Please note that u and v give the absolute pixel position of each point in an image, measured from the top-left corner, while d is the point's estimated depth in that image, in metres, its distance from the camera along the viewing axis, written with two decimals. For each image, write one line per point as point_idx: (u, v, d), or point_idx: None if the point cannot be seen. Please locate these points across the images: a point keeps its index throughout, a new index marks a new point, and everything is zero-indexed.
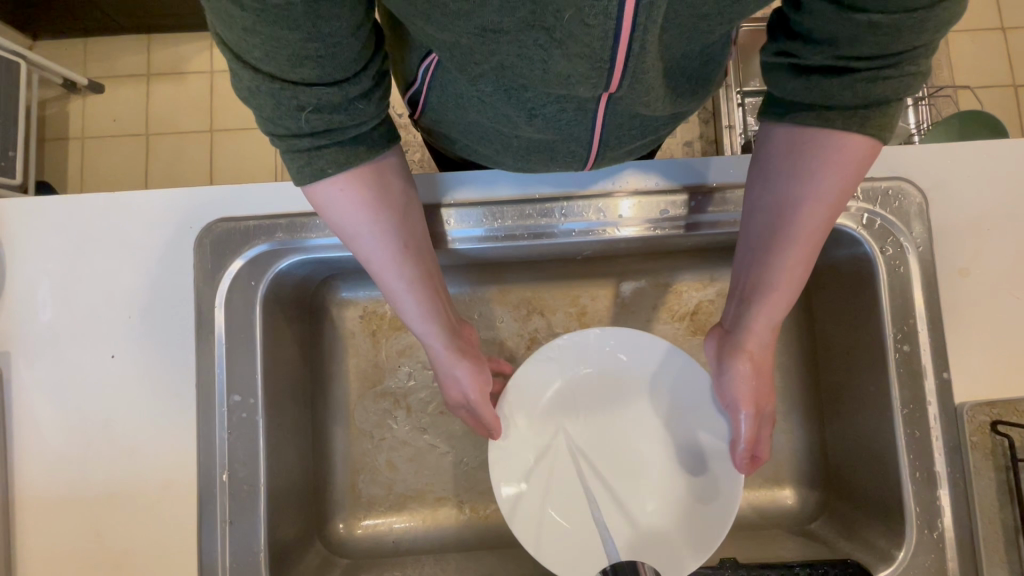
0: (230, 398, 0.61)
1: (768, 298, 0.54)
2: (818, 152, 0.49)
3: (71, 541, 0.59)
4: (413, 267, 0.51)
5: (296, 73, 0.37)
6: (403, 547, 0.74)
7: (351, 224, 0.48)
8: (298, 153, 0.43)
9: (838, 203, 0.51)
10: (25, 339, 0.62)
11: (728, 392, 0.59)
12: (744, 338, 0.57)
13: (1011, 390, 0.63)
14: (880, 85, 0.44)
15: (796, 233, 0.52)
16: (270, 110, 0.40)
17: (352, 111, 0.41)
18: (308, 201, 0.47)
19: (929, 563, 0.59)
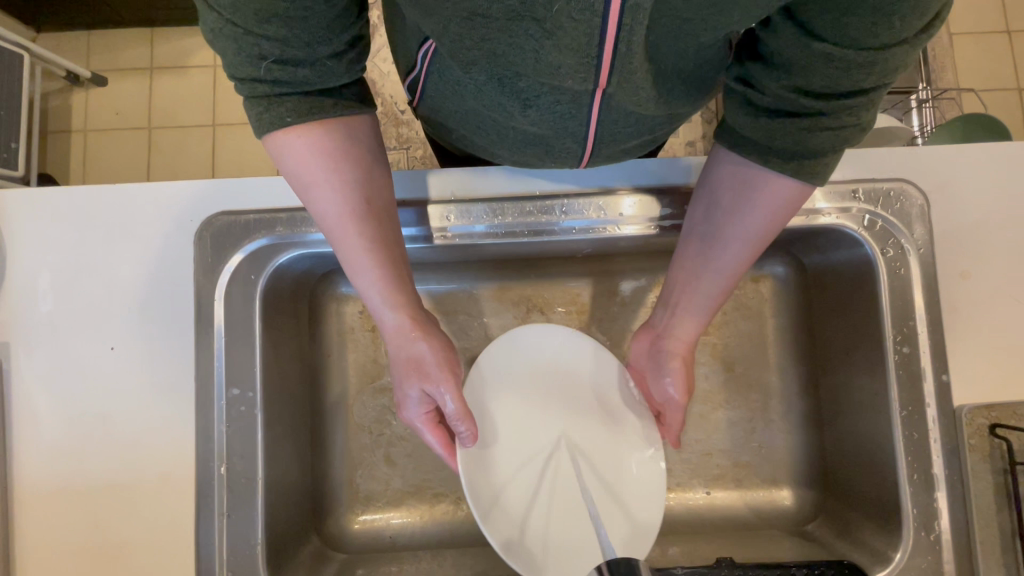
0: (230, 391, 0.61)
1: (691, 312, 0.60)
2: (753, 196, 0.52)
3: (70, 532, 0.59)
4: (371, 228, 0.50)
5: (263, 29, 0.38)
6: (400, 542, 0.74)
7: (308, 178, 0.47)
8: (259, 100, 0.43)
9: (762, 241, 0.55)
10: (25, 329, 0.62)
11: (661, 390, 0.64)
12: (668, 348, 0.62)
13: (1010, 393, 0.62)
14: (819, 132, 0.46)
15: (720, 266, 0.56)
16: (233, 55, 0.40)
17: (318, 69, 0.42)
18: (268, 153, 0.47)
19: (925, 564, 0.59)
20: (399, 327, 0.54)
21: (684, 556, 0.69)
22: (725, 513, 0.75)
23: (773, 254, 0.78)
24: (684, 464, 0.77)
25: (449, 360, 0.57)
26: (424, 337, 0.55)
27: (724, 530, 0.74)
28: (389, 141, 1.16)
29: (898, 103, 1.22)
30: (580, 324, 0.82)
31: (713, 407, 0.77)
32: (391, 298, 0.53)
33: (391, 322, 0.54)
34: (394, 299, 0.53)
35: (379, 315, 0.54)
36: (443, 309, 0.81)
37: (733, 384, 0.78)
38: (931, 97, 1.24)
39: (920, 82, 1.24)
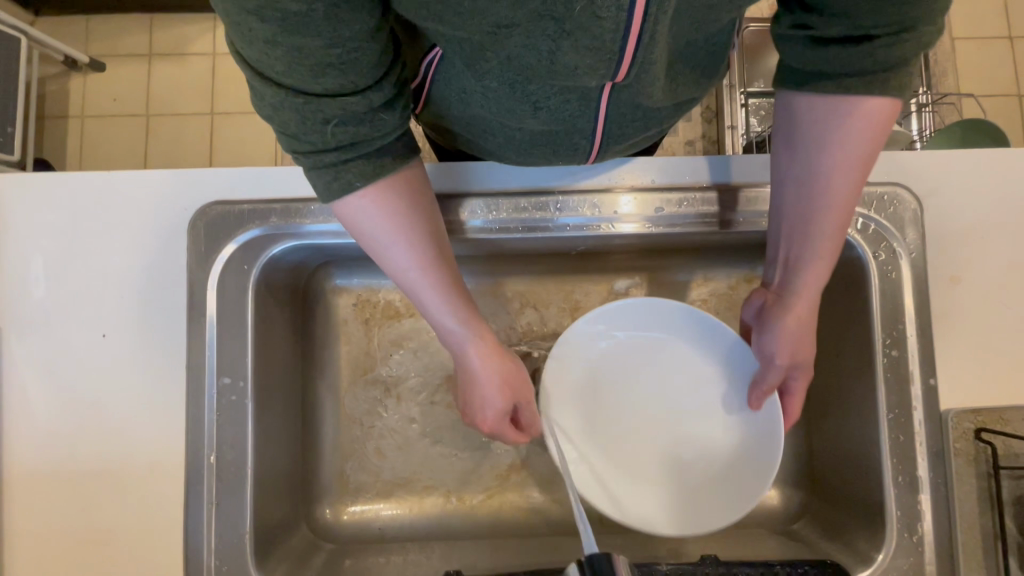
0: (221, 380, 0.62)
1: (812, 259, 0.54)
2: (845, 118, 0.49)
3: (58, 517, 0.60)
4: (446, 273, 0.50)
5: (320, 85, 0.38)
6: (389, 534, 0.75)
7: (379, 236, 0.47)
8: (325, 169, 0.43)
9: (868, 159, 0.51)
10: (17, 315, 0.62)
11: (768, 349, 0.58)
12: (795, 307, 0.56)
13: (997, 398, 0.63)
14: (899, 49, 0.45)
15: (833, 202, 0.52)
16: (296, 126, 0.41)
17: (374, 120, 0.42)
18: (336, 217, 0.47)
19: (906, 565, 0.60)
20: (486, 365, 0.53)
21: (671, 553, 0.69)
22: None
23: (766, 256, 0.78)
24: None
25: (526, 381, 0.56)
26: (506, 368, 0.54)
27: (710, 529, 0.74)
28: None
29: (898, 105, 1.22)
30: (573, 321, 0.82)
31: None
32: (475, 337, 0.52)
33: (474, 360, 0.53)
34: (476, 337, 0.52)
35: (464, 356, 0.53)
36: None
37: None
38: (930, 101, 1.24)
39: (921, 85, 1.24)
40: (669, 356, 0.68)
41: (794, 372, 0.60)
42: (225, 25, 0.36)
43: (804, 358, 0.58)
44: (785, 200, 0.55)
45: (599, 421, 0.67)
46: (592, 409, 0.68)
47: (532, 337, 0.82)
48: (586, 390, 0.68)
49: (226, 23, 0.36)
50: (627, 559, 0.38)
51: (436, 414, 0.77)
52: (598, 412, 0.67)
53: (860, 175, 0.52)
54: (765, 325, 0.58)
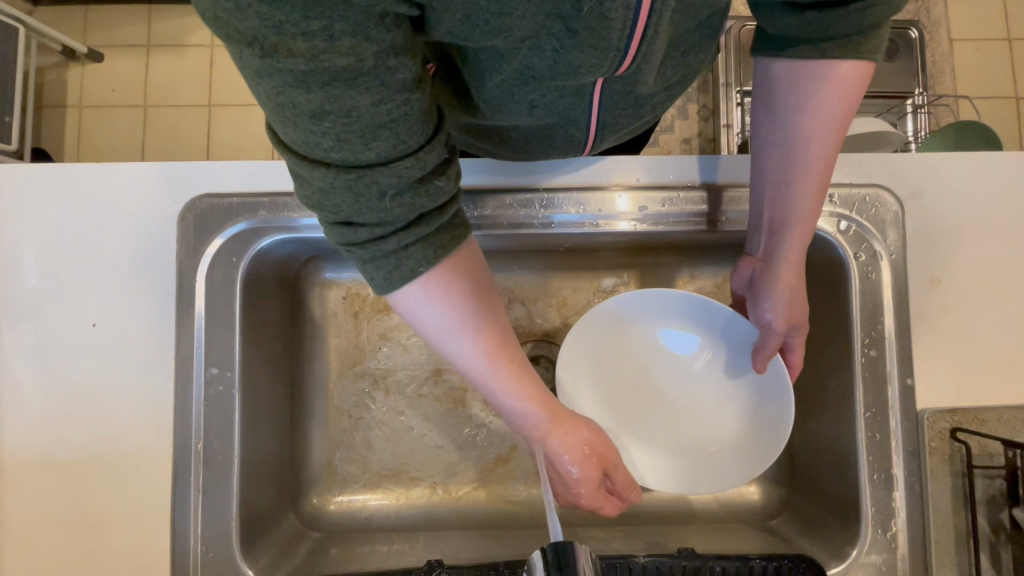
0: (208, 371, 0.63)
1: (797, 219, 0.57)
2: (818, 84, 0.52)
3: (47, 502, 0.61)
4: (507, 354, 0.47)
5: (371, 152, 0.36)
6: (375, 524, 0.76)
7: (446, 332, 0.44)
8: (383, 256, 0.41)
9: (842, 125, 0.53)
10: (8, 304, 0.63)
11: (767, 316, 0.61)
12: (782, 268, 0.59)
13: (974, 399, 0.64)
14: (870, 13, 0.48)
15: (813, 163, 0.54)
16: (350, 206, 0.38)
17: (429, 189, 0.39)
18: (398, 313, 0.45)
19: (879, 560, 0.61)
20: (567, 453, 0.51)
21: (650, 546, 0.70)
22: (694, 506, 0.77)
23: None
24: None
25: (605, 458, 0.54)
26: (585, 449, 0.52)
27: (690, 524, 0.76)
28: None
29: (893, 106, 1.22)
30: (560, 317, 0.83)
31: None
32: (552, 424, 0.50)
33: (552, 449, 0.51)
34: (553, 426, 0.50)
35: (540, 442, 0.51)
36: None
37: None
38: (927, 103, 1.24)
39: (917, 87, 1.24)
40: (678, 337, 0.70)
41: (793, 333, 0.62)
42: (267, 111, 0.35)
43: (798, 320, 0.61)
44: (764, 166, 0.58)
45: (612, 389, 0.70)
46: (606, 380, 0.70)
47: (519, 333, 0.83)
48: (602, 362, 0.70)
49: (268, 107, 0.35)
50: (589, 549, 0.39)
51: (423, 407, 0.78)
52: (610, 381, 0.70)
53: (835, 141, 0.54)
54: (761, 293, 0.61)
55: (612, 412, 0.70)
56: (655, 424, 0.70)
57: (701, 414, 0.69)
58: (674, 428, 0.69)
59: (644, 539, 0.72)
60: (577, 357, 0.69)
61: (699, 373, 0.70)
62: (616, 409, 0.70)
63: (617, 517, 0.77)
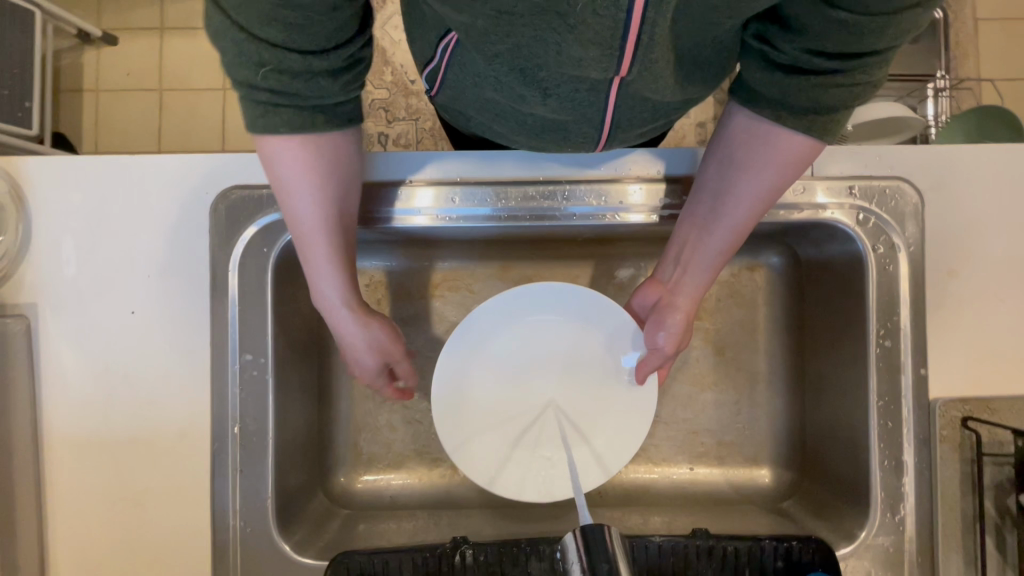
0: (243, 357, 0.65)
1: (705, 266, 0.61)
2: (768, 148, 0.53)
3: (97, 480, 0.64)
4: (338, 237, 0.53)
5: (263, 31, 0.39)
6: (400, 501, 0.79)
7: (287, 183, 0.49)
8: (254, 105, 0.45)
9: (773, 195, 0.56)
10: (52, 291, 0.65)
11: (657, 341, 0.64)
12: (685, 303, 0.63)
13: (987, 389, 0.65)
14: (830, 92, 0.48)
15: (734, 221, 0.57)
16: (232, 56, 0.41)
17: (313, 84, 0.43)
18: (257, 151, 0.48)
19: (887, 543, 0.64)
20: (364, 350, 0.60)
21: (664, 525, 0.73)
22: (706, 487, 0.80)
23: (771, 245, 0.80)
24: (670, 440, 0.81)
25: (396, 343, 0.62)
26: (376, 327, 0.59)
27: (704, 504, 0.78)
28: (398, 111, 1.27)
29: (914, 90, 1.20)
30: None
31: (701, 389, 0.82)
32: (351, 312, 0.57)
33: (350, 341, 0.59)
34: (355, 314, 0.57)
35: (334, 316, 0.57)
36: (447, 285, 0.84)
37: (722, 368, 0.82)
38: (949, 85, 1.22)
39: (938, 70, 1.22)
40: (599, 351, 0.67)
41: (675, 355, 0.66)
42: None
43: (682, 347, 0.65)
44: (693, 209, 0.60)
45: (490, 372, 0.67)
46: (510, 366, 0.68)
47: None
48: (512, 351, 0.68)
49: None
50: (618, 530, 0.43)
51: None
52: (510, 362, 0.68)
53: (764, 205, 0.57)
54: (657, 318, 0.64)
55: (501, 395, 0.67)
56: (506, 419, 0.67)
57: (570, 425, 0.67)
58: (524, 432, 0.67)
59: (658, 518, 0.75)
60: (471, 334, 0.66)
61: (599, 392, 0.68)
62: (507, 395, 0.67)
63: (631, 496, 0.80)
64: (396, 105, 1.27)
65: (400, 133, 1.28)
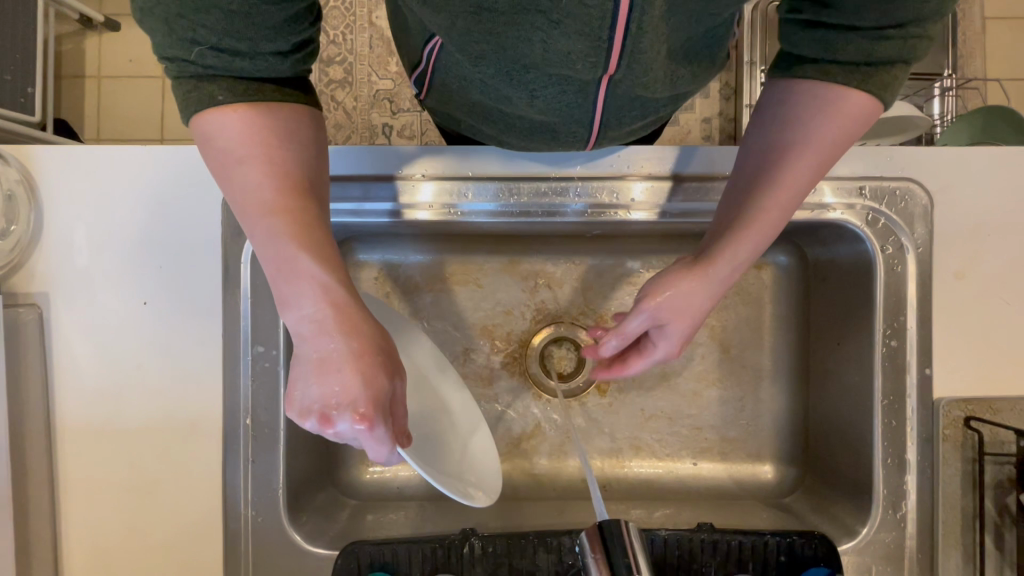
0: (255, 348, 0.66)
1: (746, 229, 0.52)
2: (817, 100, 0.48)
3: (109, 467, 0.65)
4: (300, 206, 0.45)
5: (199, 16, 0.40)
6: (407, 493, 0.80)
7: (231, 156, 0.44)
8: (187, 81, 0.43)
9: (829, 151, 0.49)
10: (64, 279, 0.65)
11: (662, 306, 0.55)
12: (709, 271, 0.54)
13: (990, 390, 0.66)
14: (882, 45, 0.45)
15: (784, 178, 0.50)
16: (163, 37, 0.41)
17: (258, 61, 0.43)
18: (194, 128, 0.44)
19: (888, 539, 0.65)
20: (348, 361, 0.42)
21: (668, 519, 0.74)
22: (709, 482, 0.81)
23: (778, 243, 0.81)
24: (675, 436, 0.82)
25: (383, 359, 0.44)
26: (348, 335, 0.43)
27: (707, 499, 0.80)
28: (402, 101, 1.26)
29: (920, 89, 1.20)
30: (585, 300, 0.85)
31: (706, 385, 0.82)
32: (330, 299, 0.44)
33: (326, 351, 0.42)
34: (334, 303, 0.43)
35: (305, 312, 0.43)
36: (455, 279, 0.84)
37: (726, 365, 0.82)
38: (955, 84, 1.22)
39: (945, 69, 1.22)
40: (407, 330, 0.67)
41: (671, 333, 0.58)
42: None
43: (676, 324, 0.57)
44: (739, 173, 0.54)
45: None
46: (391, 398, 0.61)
47: (545, 315, 0.85)
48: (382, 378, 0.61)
49: None
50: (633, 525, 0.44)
51: None
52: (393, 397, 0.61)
53: (817, 165, 0.50)
54: (664, 287, 0.55)
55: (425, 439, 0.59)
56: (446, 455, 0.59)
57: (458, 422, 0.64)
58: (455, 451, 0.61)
59: (663, 512, 0.76)
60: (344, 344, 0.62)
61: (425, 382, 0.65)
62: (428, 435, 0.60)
63: (636, 491, 0.81)
64: (400, 96, 1.26)
65: (404, 124, 1.28)
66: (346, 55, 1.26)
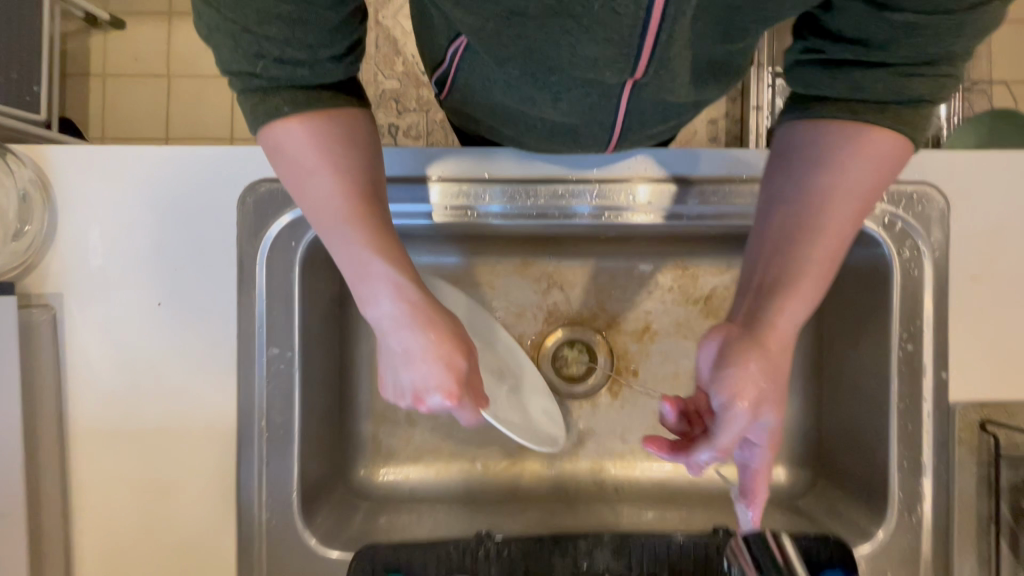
0: (269, 350, 0.65)
1: (790, 284, 0.46)
2: (847, 142, 0.46)
3: (122, 469, 0.65)
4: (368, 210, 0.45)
5: (262, 29, 0.40)
6: (419, 495, 0.80)
7: (303, 166, 0.45)
8: (252, 94, 0.44)
9: (864, 197, 0.46)
10: (78, 280, 0.65)
11: (741, 386, 0.45)
12: (767, 338, 0.46)
13: (1005, 394, 0.66)
14: (909, 84, 0.45)
15: (819, 225, 0.46)
16: (228, 53, 0.42)
17: (319, 69, 0.43)
18: (264, 138, 0.45)
19: (903, 542, 0.65)
20: (430, 352, 0.45)
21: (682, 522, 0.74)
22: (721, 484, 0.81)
23: None
24: None
25: (457, 345, 0.46)
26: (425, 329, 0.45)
27: (720, 501, 0.79)
28: (409, 102, 1.26)
29: None
30: (597, 302, 0.85)
31: None
32: (405, 298, 0.45)
33: (409, 344, 0.45)
34: (410, 301, 0.45)
35: (383, 309, 0.46)
36: (468, 280, 0.84)
37: None
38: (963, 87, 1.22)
39: None
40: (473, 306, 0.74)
41: (754, 423, 0.47)
42: None
43: (759, 409, 0.46)
44: (765, 227, 0.50)
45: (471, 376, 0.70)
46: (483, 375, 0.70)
47: (557, 317, 0.85)
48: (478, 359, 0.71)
49: None
50: None
51: None
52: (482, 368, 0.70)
53: (852, 212, 0.47)
54: (726, 360, 0.46)
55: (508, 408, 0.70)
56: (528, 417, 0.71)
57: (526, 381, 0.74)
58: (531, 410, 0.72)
59: (676, 515, 0.75)
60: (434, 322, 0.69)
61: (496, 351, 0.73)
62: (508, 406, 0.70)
63: (649, 493, 0.81)
64: (407, 96, 1.26)
65: (411, 124, 1.28)
66: None
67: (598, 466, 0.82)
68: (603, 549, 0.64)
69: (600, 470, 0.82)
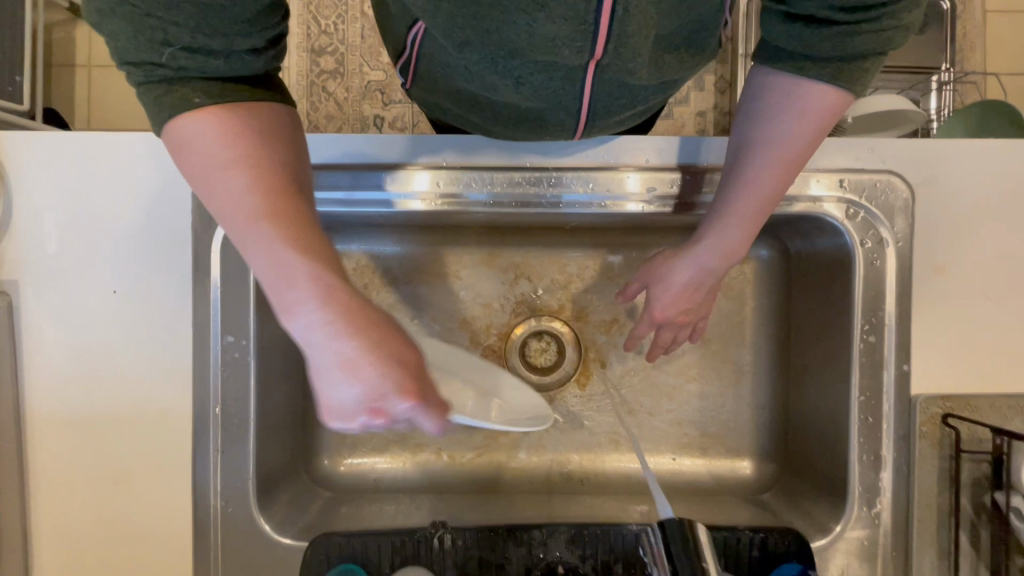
0: (224, 338, 0.65)
1: (713, 224, 0.55)
2: (785, 100, 0.48)
3: (79, 456, 0.65)
4: (285, 201, 0.41)
5: (169, 14, 0.38)
6: (383, 485, 0.80)
7: (210, 158, 0.41)
8: (157, 84, 0.41)
9: (795, 152, 0.50)
10: (34, 267, 0.65)
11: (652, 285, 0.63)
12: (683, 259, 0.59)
13: (968, 387, 0.65)
14: (858, 39, 0.44)
15: (750, 177, 0.52)
16: (129, 41, 0.39)
17: (235, 60, 0.41)
18: (170, 136, 0.41)
19: (862, 535, 0.64)
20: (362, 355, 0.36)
21: (644, 513, 0.74)
22: (688, 477, 0.80)
23: (760, 236, 0.80)
24: (655, 431, 0.81)
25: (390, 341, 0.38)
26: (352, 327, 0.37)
27: (685, 493, 0.79)
28: (392, 93, 1.25)
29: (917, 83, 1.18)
30: (566, 294, 0.84)
31: (686, 379, 0.82)
32: (324, 291, 0.38)
33: (340, 352, 0.36)
34: (332, 292, 0.38)
35: (304, 312, 0.38)
36: (435, 271, 0.83)
37: (707, 359, 0.82)
38: (953, 79, 1.20)
39: (943, 64, 1.19)
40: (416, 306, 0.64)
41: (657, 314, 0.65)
42: None
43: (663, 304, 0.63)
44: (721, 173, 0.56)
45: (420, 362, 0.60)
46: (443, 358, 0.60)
47: (526, 308, 0.84)
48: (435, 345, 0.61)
49: None
50: None
51: None
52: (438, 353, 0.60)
53: (784, 166, 0.51)
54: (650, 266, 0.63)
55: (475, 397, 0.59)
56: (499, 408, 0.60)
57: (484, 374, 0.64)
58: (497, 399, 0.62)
59: (639, 507, 0.75)
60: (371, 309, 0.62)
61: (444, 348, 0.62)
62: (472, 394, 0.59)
63: (614, 486, 0.80)
64: (391, 87, 1.25)
65: (397, 116, 1.26)
66: (336, 45, 1.24)
67: (564, 458, 0.82)
68: (559, 537, 0.64)
69: (566, 462, 0.82)
